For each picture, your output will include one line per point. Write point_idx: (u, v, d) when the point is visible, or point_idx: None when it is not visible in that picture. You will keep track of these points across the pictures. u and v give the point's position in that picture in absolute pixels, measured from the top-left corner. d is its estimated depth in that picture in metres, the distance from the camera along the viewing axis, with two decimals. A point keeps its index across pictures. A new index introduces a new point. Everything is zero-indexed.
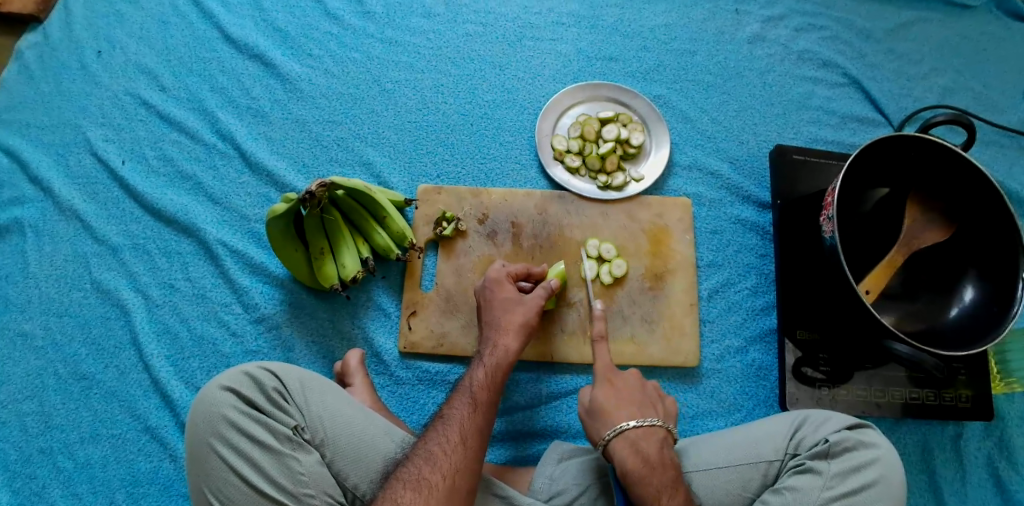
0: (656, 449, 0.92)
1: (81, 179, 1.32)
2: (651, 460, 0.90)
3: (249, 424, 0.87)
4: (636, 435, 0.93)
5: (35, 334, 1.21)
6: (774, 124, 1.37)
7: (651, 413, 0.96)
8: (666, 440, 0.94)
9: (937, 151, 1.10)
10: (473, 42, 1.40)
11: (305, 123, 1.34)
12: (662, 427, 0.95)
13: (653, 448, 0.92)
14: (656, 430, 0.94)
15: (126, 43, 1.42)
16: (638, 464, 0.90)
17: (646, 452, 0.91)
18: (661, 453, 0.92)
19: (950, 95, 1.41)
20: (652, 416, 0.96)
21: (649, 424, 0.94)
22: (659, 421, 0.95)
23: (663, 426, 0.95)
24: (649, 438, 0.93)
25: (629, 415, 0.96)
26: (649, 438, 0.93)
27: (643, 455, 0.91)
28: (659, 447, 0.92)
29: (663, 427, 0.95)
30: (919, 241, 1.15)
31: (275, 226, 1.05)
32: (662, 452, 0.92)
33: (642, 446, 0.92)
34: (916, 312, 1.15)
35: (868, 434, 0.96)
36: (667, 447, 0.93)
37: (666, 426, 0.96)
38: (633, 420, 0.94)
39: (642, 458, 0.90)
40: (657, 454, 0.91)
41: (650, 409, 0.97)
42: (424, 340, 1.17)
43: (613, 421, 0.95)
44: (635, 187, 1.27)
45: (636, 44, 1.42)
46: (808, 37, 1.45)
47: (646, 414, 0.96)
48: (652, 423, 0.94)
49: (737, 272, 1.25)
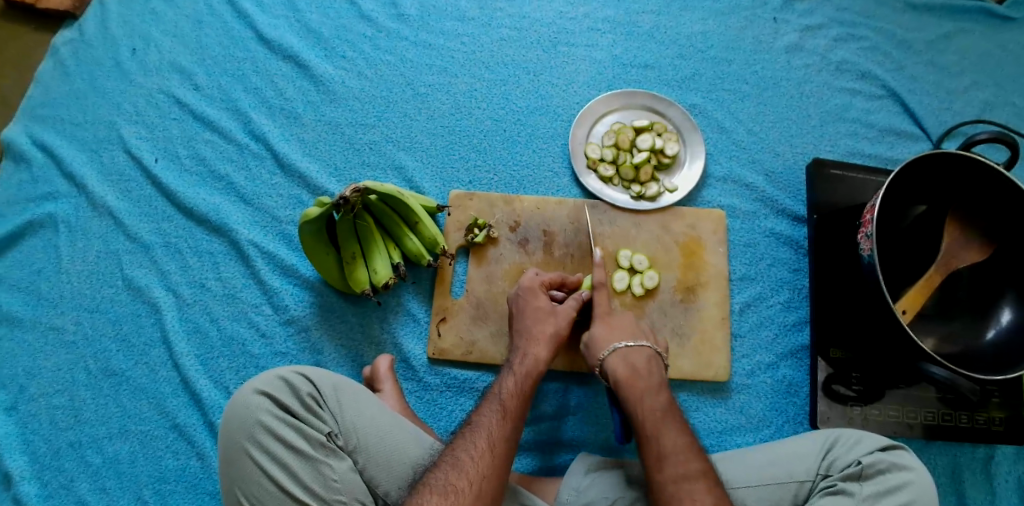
0: (644, 361, 1.00)
1: (114, 176, 1.32)
2: (639, 370, 0.98)
3: (282, 429, 0.87)
4: (626, 351, 1.00)
5: (66, 329, 1.22)
6: (811, 136, 1.35)
7: (641, 335, 1.04)
8: (656, 357, 1.02)
9: (979, 170, 1.07)
10: (508, 47, 1.39)
11: (337, 125, 1.34)
12: (650, 347, 1.02)
13: (642, 363, 0.99)
14: (645, 348, 1.01)
15: (161, 41, 1.42)
16: (626, 372, 0.98)
17: (634, 363, 0.99)
18: (649, 365, 0.99)
19: (991, 109, 1.38)
20: (642, 338, 1.04)
21: (640, 343, 1.02)
22: (648, 342, 1.03)
23: (652, 346, 1.02)
24: (638, 354, 1.00)
25: (621, 335, 1.03)
26: (639, 353, 1.01)
27: (630, 363, 0.99)
28: (647, 361, 1.00)
29: (652, 347, 1.02)
30: (958, 260, 1.14)
31: (308, 229, 1.04)
32: (650, 365, 1.00)
33: (630, 359, 0.99)
34: (952, 334, 1.13)
35: (903, 457, 0.94)
36: (655, 364, 1.00)
37: (655, 348, 1.03)
38: (624, 340, 1.02)
39: (629, 366, 0.99)
40: (644, 366, 0.99)
41: (642, 334, 1.05)
42: (453, 347, 1.16)
43: (607, 342, 1.02)
44: (668, 198, 1.26)
45: (671, 52, 1.40)
46: (846, 47, 1.42)
47: (638, 336, 1.04)
48: (641, 343, 1.02)
49: (770, 287, 1.24)
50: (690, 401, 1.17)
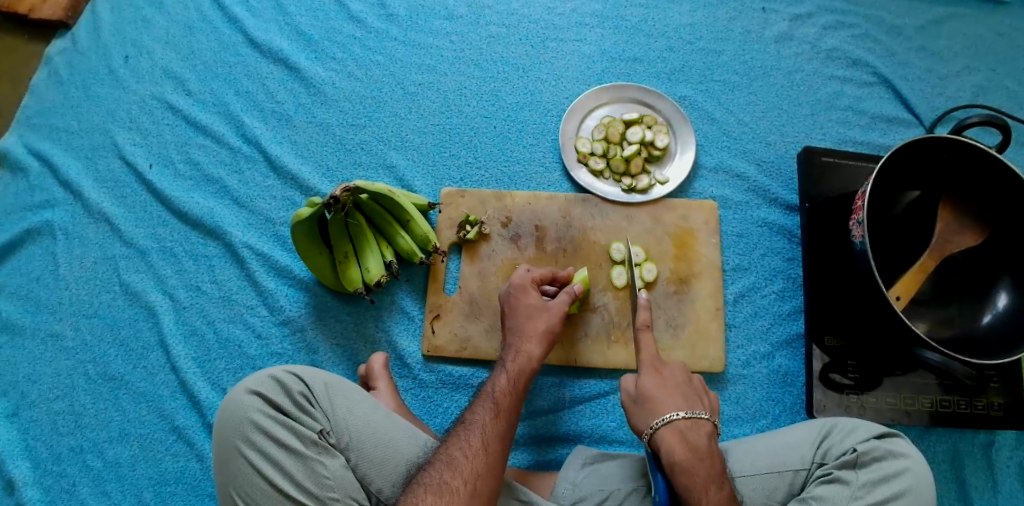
0: (705, 441, 0.90)
1: (110, 182, 1.33)
2: (701, 453, 0.88)
3: (275, 428, 0.88)
4: (685, 426, 0.91)
5: (66, 335, 1.23)
6: (802, 125, 1.35)
7: (697, 405, 0.95)
8: (712, 432, 0.93)
9: (971, 153, 1.07)
10: (496, 44, 1.40)
11: (329, 126, 1.34)
12: (710, 422, 0.93)
13: (702, 443, 0.90)
14: (704, 423, 0.92)
15: (153, 48, 1.43)
16: (687, 455, 0.88)
17: (695, 444, 0.89)
18: (709, 445, 0.90)
19: (983, 93, 1.38)
20: (700, 409, 0.94)
21: (700, 415, 0.93)
22: (707, 415, 0.94)
23: (711, 420, 0.93)
24: (698, 431, 0.91)
25: (677, 407, 0.94)
26: (698, 431, 0.91)
27: (692, 444, 0.89)
28: (707, 440, 0.91)
29: (710, 421, 0.93)
30: (953, 243, 1.13)
31: (300, 229, 1.05)
32: (710, 444, 0.90)
33: (689, 437, 0.90)
34: (948, 319, 1.13)
35: (897, 443, 0.93)
36: (713, 442, 0.92)
37: (712, 419, 0.94)
38: (681, 411, 0.93)
39: (691, 448, 0.89)
40: (705, 448, 0.89)
41: (697, 403, 0.96)
42: (447, 344, 1.17)
43: (664, 413, 0.92)
44: (660, 190, 1.26)
45: (660, 44, 1.40)
46: (836, 35, 1.42)
47: (694, 406, 0.95)
48: (701, 416, 0.92)
49: (764, 276, 1.24)
50: None
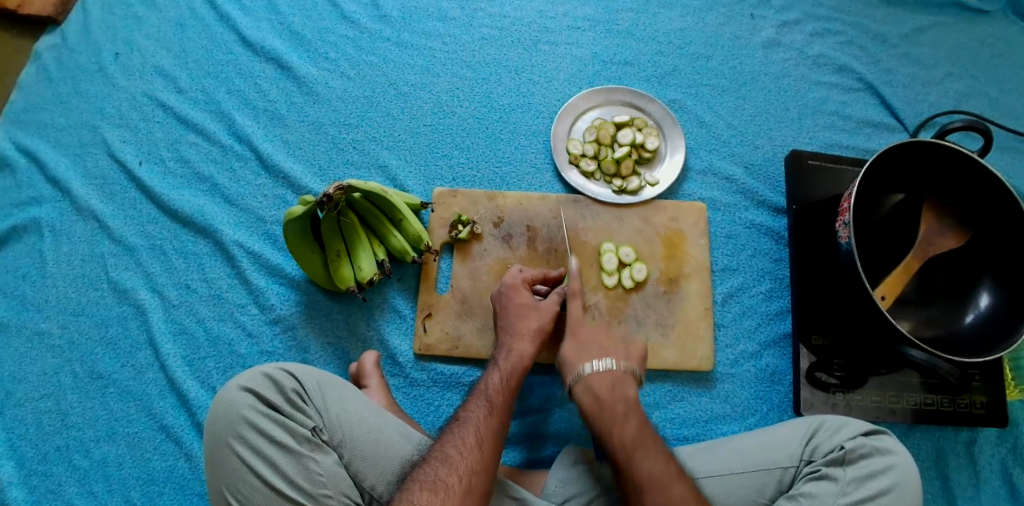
0: (610, 386, 0.97)
1: (99, 180, 1.32)
2: (604, 397, 0.96)
3: (268, 425, 0.88)
4: (590, 377, 0.98)
5: (53, 333, 1.22)
6: (789, 129, 1.37)
7: (607, 353, 1.01)
8: (625, 377, 0.99)
9: (952, 157, 1.09)
10: (489, 46, 1.41)
11: (321, 125, 1.35)
12: (620, 366, 1.00)
13: (608, 388, 0.97)
14: (612, 370, 0.99)
15: (144, 45, 1.43)
16: (591, 402, 0.97)
17: (598, 390, 0.97)
18: (615, 389, 0.97)
19: (965, 99, 1.41)
20: (610, 355, 1.01)
21: (610, 364, 0.99)
22: (619, 362, 1.00)
23: (620, 366, 1.00)
24: (604, 378, 0.98)
25: (587, 358, 1.01)
26: (604, 377, 0.98)
27: (595, 391, 0.97)
28: (614, 384, 0.98)
29: (618, 366, 1.00)
30: (935, 246, 1.14)
31: (292, 227, 1.05)
32: (618, 387, 0.98)
33: (594, 384, 0.98)
34: (931, 319, 1.15)
35: (883, 441, 0.95)
36: (624, 384, 0.98)
37: (625, 366, 1.00)
38: (591, 362, 1.00)
39: (595, 396, 0.97)
40: (610, 391, 0.97)
41: (611, 350, 1.02)
42: (438, 342, 1.17)
43: (574, 367, 1.01)
44: (650, 192, 1.27)
45: (651, 48, 1.42)
46: (823, 41, 1.45)
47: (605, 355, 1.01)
48: (608, 364, 0.99)
49: (752, 277, 1.25)
50: (674, 392, 1.18)
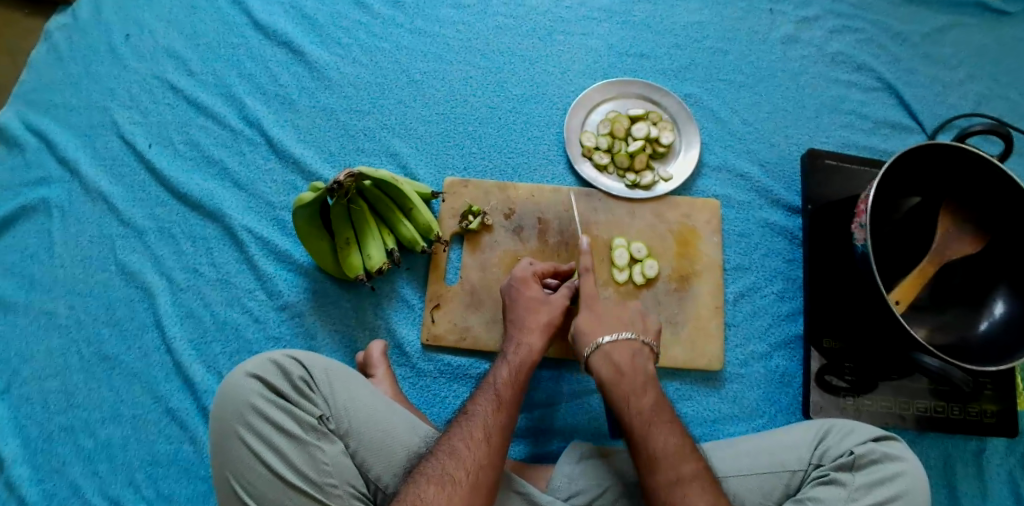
0: (670, 450, 0.89)
1: (108, 160, 1.32)
2: (667, 461, 0.88)
3: (275, 413, 0.87)
4: (648, 445, 0.90)
5: (59, 313, 1.22)
6: (806, 128, 1.35)
7: (670, 417, 0.93)
8: (681, 437, 0.91)
9: (972, 160, 1.07)
10: (503, 35, 1.39)
11: (332, 111, 1.33)
12: (671, 428, 0.92)
13: (668, 453, 0.89)
14: (666, 433, 0.91)
15: (155, 26, 1.41)
16: (657, 467, 0.88)
17: (660, 456, 0.88)
18: (676, 452, 0.89)
19: (985, 102, 1.38)
20: (672, 419, 0.93)
21: (662, 427, 0.91)
22: (670, 424, 0.92)
23: (673, 429, 0.91)
24: (660, 441, 0.90)
25: (648, 419, 0.93)
26: (661, 441, 0.90)
27: (658, 455, 0.89)
28: (672, 447, 0.89)
29: (680, 430, 0.92)
30: (951, 252, 1.13)
31: (302, 214, 1.04)
32: (676, 451, 0.89)
33: (654, 450, 0.89)
34: (946, 324, 1.13)
35: (893, 446, 0.94)
36: (682, 444, 0.90)
37: (685, 431, 0.92)
38: (643, 429, 0.91)
39: (659, 464, 0.88)
40: (670, 454, 0.89)
41: (660, 412, 0.94)
42: (446, 333, 1.16)
43: (628, 438, 0.91)
44: (663, 187, 1.26)
45: (667, 41, 1.40)
46: (842, 39, 1.42)
47: (653, 416, 0.93)
48: (661, 427, 0.91)
49: (764, 277, 1.24)
50: (683, 391, 1.17)
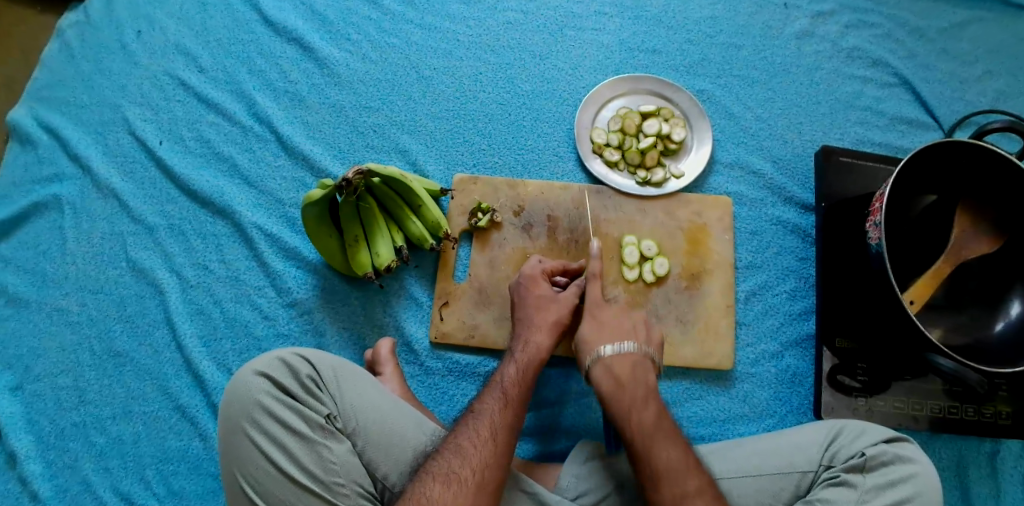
0: (629, 370, 0.95)
1: (120, 158, 1.32)
2: (623, 378, 0.94)
3: (282, 411, 0.87)
4: (610, 359, 0.96)
5: (72, 309, 1.23)
6: (820, 124, 1.33)
7: (628, 337, 0.98)
8: (643, 360, 0.97)
9: (989, 158, 1.06)
10: (514, 30, 1.38)
11: (342, 108, 1.33)
12: (638, 349, 0.97)
13: (626, 372, 0.95)
14: (630, 351, 0.96)
15: (166, 23, 1.42)
16: (611, 384, 0.94)
17: (617, 373, 0.95)
18: (633, 372, 0.95)
19: (1004, 98, 1.36)
20: (630, 340, 0.98)
21: (627, 348, 0.96)
22: (637, 344, 0.98)
23: (639, 350, 0.97)
24: (623, 361, 0.96)
25: (608, 341, 0.99)
26: (624, 360, 0.96)
27: (613, 372, 0.95)
28: (633, 368, 0.95)
29: (637, 348, 0.97)
30: (968, 251, 1.12)
31: (311, 211, 1.04)
32: (637, 373, 0.95)
33: (614, 367, 0.95)
34: (963, 325, 1.11)
35: (906, 448, 0.93)
36: (643, 368, 0.96)
37: (644, 350, 0.98)
38: (609, 344, 0.97)
39: (614, 378, 0.94)
40: (629, 373, 0.95)
41: (631, 334, 0.99)
42: (455, 331, 1.16)
43: (593, 348, 0.98)
44: (675, 184, 1.24)
45: (679, 37, 1.38)
46: (858, 34, 1.40)
47: (623, 336, 0.99)
48: (628, 347, 0.97)
49: (776, 275, 1.22)
50: (692, 390, 1.16)
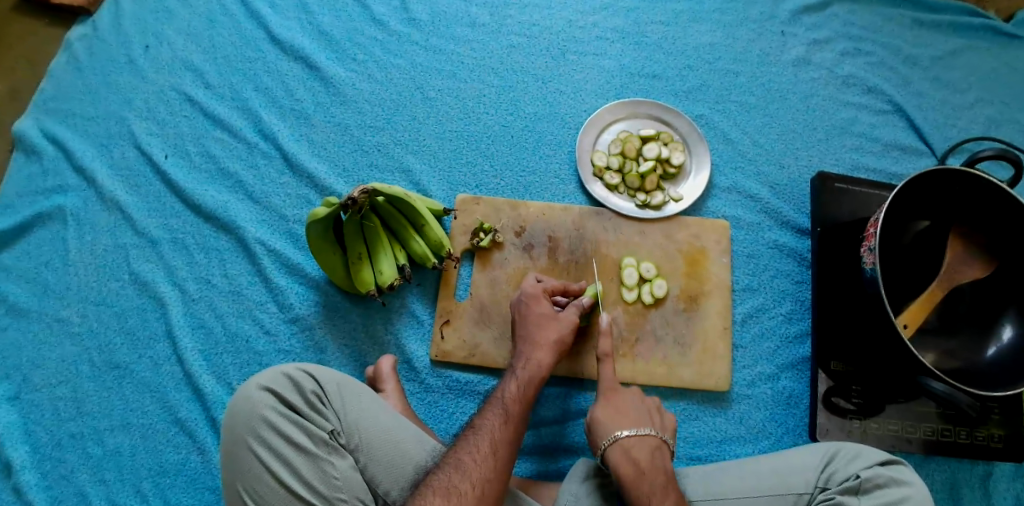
0: (648, 456, 0.94)
1: (124, 171, 1.34)
2: (643, 467, 0.92)
3: (287, 426, 0.88)
4: (629, 444, 0.95)
5: (72, 321, 1.23)
6: (816, 150, 1.36)
7: (645, 423, 0.98)
8: (660, 447, 0.96)
9: (979, 185, 1.08)
10: (517, 54, 1.40)
11: (346, 127, 1.35)
12: (655, 436, 0.97)
13: (647, 460, 0.93)
14: (649, 437, 0.96)
15: (174, 39, 1.44)
16: (630, 471, 0.92)
17: (637, 458, 0.93)
18: (653, 460, 0.94)
19: (996, 126, 1.39)
20: (648, 426, 0.98)
21: (643, 432, 0.96)
22: (653, 432, 0.97)
23: (657, 436, 0.97)
24: (641, 447, 0.94)
25: (625, 426, 0.97)
26: (641, 446, 0.95)
27: (634, 459, 0.93)
28: (651, 455, 0.94)
29: (657, 436, 0.97)
30: (961, 275, 1.13)
31: (316, 229, 1.05)
32: (655, 460, 0.94)
33: (635, 454, 0.94)
34: (953, 350, 1.13)
35: (902, 471, 0.94)
36: (659, 453, 0.95)
37: (661, 437, 0.98)
38: (629, 429, 0.97)
39: (633, 463, 0.93)
40: (649, 462, 0.93)
41: (646, 421, 0.99)
42: (455, 350, 1.17)
43: (609, 434, 0.97)
44: (673, 207, 1.27)
45: (679, 62, 1.41)
46: (853, 62, 1.43)
47: (641, 425, 0.98)
48: (647, 432, 0.96)
49: (773, 298, 1.24)
50: (689, 411, 1.17)
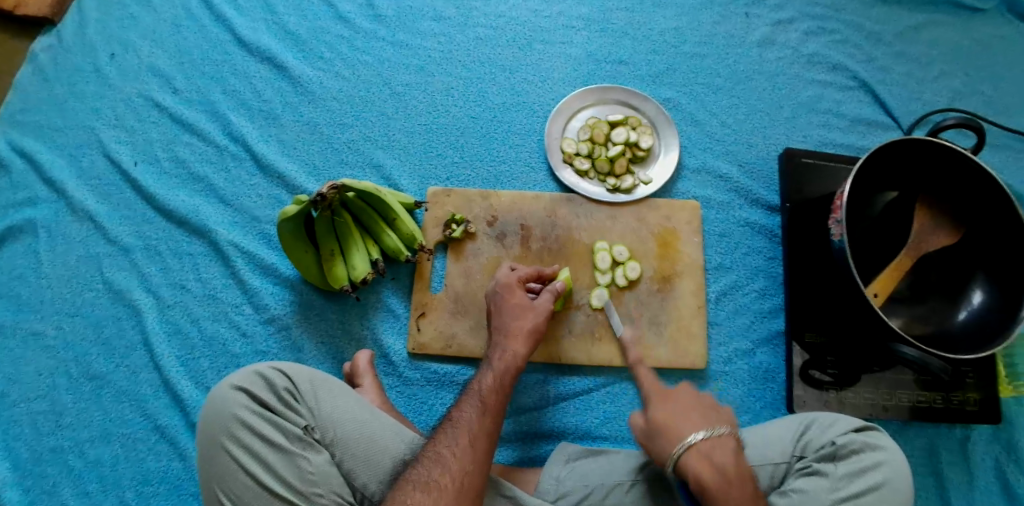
0: (731, 459, 0.84)
1: (94, 180, 1.33)
2: (730, 474, 0.82)
3: (261, 424, 0.88)
4: (708, 447, 0.84)
5: (47, 334, 1.22)
6: (782, 128, 1.37)
7: (718, 421, 0.88)
8: (737, 445, 0.86)
9: (943, 154, 1.10)
10: (483, 46, 1.41)
11: (316, 125, 1.35)
12: (732, 434, 0.87)
13: (730, 464, 0.83)
14: (727, 439, 0.86)
15: (140, 46, 1.43)
16: (715, 482, 0.82)
17: (721, 465, 0.83)
18: (737, 463, 0.84)
19: (960, 98, 1.41)
20: (721, 423, 0.87)
21: (719, 431, 0.86)
22: (728, 429, 0.87)
23: (732, 433, 0.87)
24: (722, 449, 0.84)
25: (695, 426, 0.87)
26: (722, 448, 0.84)
27: (719, 467, 0.83)
28: (734, 457, 0.84)
29: (732, 434, 0.87)
30: (929, 243, 1.14)
31: (286, 227, 1.05)
32: (738, 460, 0.84)
33: (716, 458, 0.83)
34: (924, 316, 1.15)
35: (875, 436, 0.95)
36: (740, 454, 0.85)
37: (734, 431, 0.88)
38: (700, 431, 0.86)
39: (719, 472, 0.82)
40: (733, 466, 0.83)
41: (715, 416, 0.89)
42: (432, 341, 1.18)
43: (682, 436, 0.86)
44: (644, 190, 1.28)
45: (645, 47, 1.42)
46: (817, 40, 1.45)
47: (712, 421, 0.88)
48: (722, 432, 0.86)
49: (745, 275, 1.26)
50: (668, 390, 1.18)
